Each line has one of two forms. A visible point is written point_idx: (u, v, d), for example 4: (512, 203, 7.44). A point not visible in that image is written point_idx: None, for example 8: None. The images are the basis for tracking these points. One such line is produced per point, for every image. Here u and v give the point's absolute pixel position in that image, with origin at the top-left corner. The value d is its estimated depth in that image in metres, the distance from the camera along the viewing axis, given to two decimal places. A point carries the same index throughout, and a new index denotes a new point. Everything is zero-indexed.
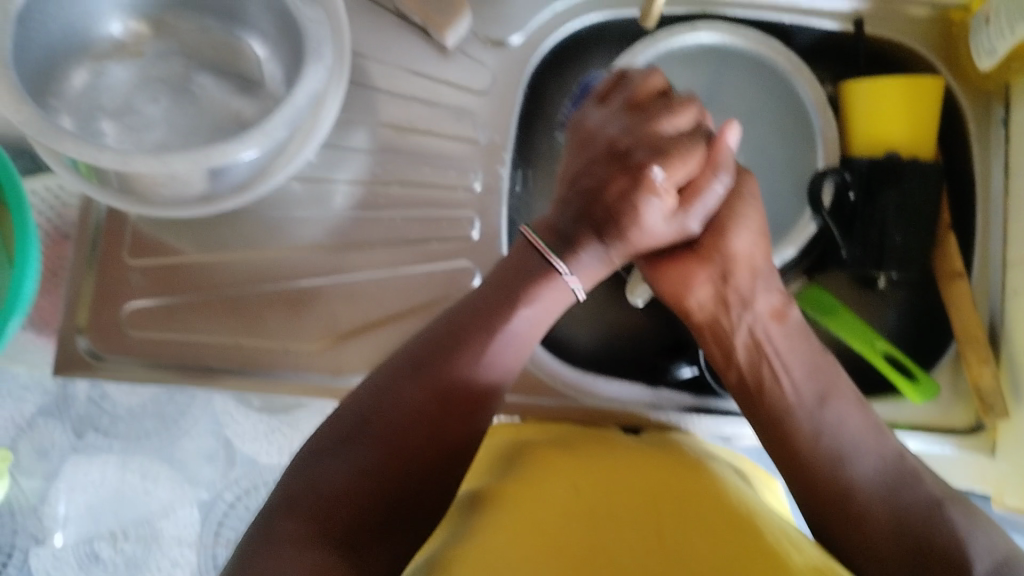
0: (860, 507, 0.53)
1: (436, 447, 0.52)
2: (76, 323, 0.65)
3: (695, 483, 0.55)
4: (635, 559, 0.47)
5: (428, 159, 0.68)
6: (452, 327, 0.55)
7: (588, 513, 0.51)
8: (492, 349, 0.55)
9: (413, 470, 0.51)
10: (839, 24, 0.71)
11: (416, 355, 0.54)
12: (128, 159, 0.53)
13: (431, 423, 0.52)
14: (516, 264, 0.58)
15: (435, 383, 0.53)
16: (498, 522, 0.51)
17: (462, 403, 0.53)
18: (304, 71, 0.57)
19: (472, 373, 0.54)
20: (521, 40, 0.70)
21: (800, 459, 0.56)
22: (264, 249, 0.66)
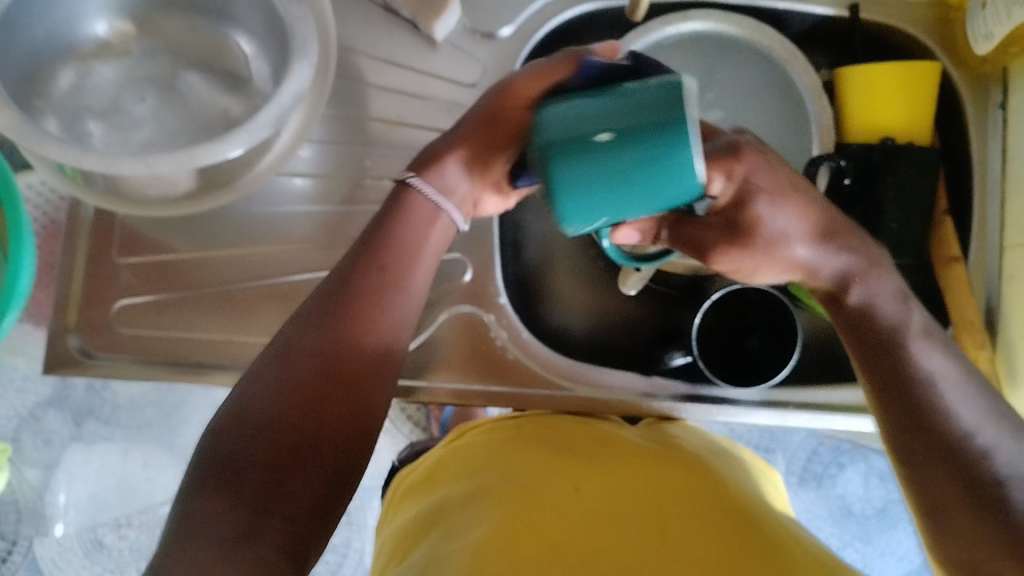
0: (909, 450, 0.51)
1: (340, 337, 0.50)
2: (67, 320, 0.64)
3: (688, 474, 0.55)
4: (636, 561, 0.46)
5: (419, 152, 0.68)
6: (331, 286, 0.52)
7: (587, 515, 0.50)
8: (360, 310, 0.51)
9: (317, 379, 0.48)
10: (834, 10, 0.70)
11: (300, 316, 0.51)
12: (113, 161, 0.52)
13: (325, 336, 0.50)
14: (390, 203, 0.55)
15: (296, 365, 0.49)
16: (491, 525, 0.50)
17: (370, 301, 0.52)
18: (290, 69, 0.56)
19: (358, 332, 0.51)
20: (512, 32, 0.69)
21: (908, 406, 0.48)
22: (255, 245, 0.65)
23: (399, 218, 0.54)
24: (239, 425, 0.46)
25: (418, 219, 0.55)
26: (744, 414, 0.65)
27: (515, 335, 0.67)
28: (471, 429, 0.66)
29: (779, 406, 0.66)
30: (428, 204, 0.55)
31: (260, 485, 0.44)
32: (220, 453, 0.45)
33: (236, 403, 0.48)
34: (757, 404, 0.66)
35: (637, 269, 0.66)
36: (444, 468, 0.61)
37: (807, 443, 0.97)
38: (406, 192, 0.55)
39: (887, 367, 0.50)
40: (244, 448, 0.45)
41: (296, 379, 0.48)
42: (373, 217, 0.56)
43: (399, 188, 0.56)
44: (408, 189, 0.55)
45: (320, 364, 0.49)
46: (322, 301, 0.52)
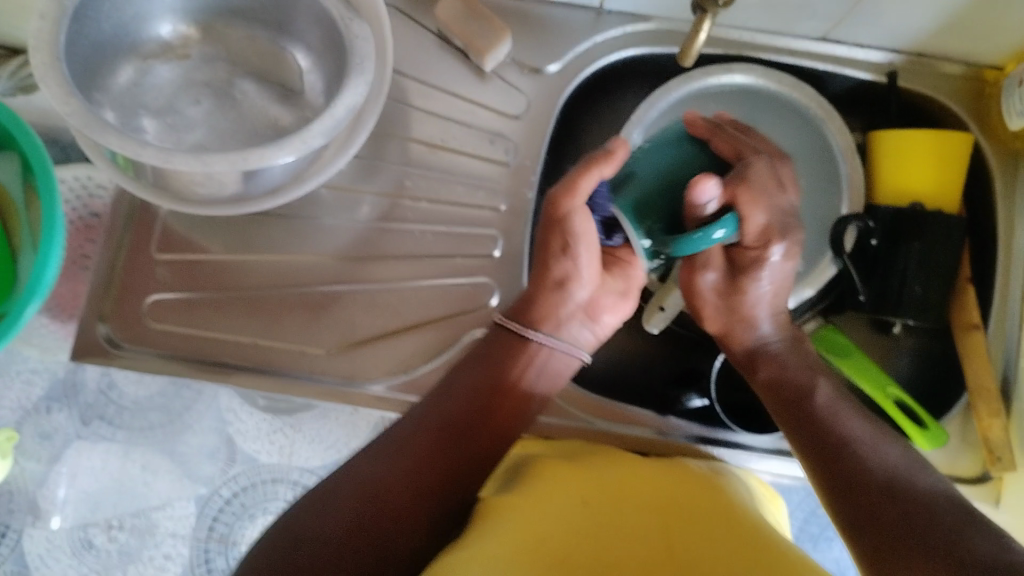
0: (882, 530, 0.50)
1: (434, 465, 0.55)
2: (100, 310, 0.65)
3: (701, 495, 0.55)
4: (645, 565, 0.47)
5: (457, 177, 0.69)
6: (447, 398, 0.58)
7: (596, 525, 0.51)
8: (467, 424, 0.57)
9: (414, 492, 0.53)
10: (871, 75, 0.72)
11: (424, 423, 0.56)
12: (169, 156, 0.54)
13: (412, 469, 0.54)
14: (500, 338, 0.61)
15: (397, 462, 0.54)
16: (503, 528, 0.51)
17: (457, 457, 0.56)
18: (346, 84, 0.58)
19: (464, 443, 0.56)
20: (558, 69, 0.71)
21: (831, 453, 0.56)
22: (290, 253, 0.67)
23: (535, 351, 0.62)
24: (327, 505, 0.51)
25: (556, 358, 0.63)
26: (755, 461, 0.66)
27: None
28: None
29: (790, 455, 0.67)
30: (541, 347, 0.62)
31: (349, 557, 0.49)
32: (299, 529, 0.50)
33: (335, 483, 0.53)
34: (768, 453, 0.67)
35: (662, 306, 0.68)
36: None
37: (808, 503, 0.97)
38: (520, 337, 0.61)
39: (825, 436, 0.57)
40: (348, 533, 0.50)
41: (377, 498, 0.52)
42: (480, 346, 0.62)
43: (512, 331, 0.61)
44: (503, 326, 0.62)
45: (423, 474, 0.54)
46: (432, 423, 0.56)
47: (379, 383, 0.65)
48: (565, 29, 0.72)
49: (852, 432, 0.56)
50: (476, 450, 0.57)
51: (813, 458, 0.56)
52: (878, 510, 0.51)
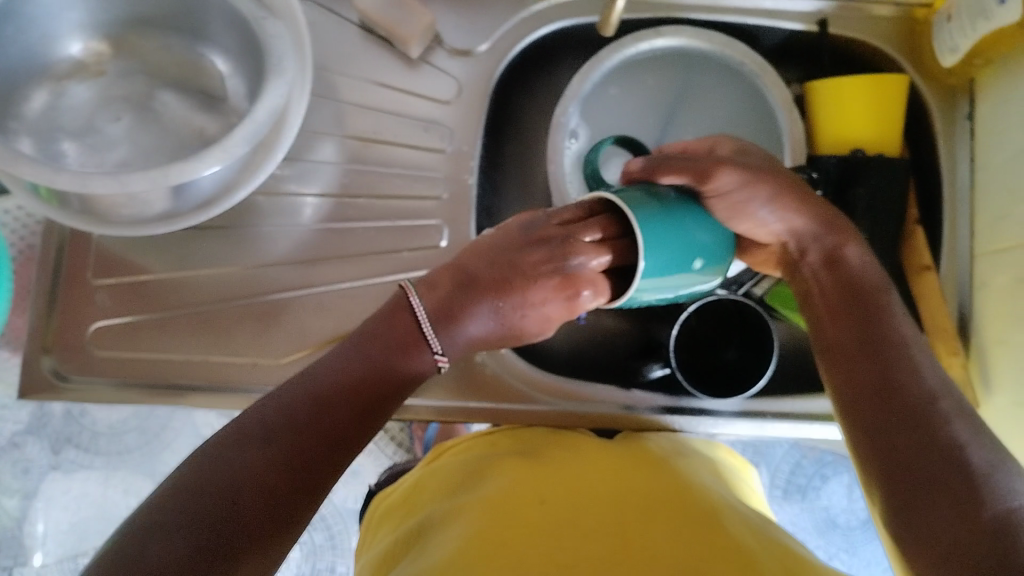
0: (891, 430, 0.46)
1: (322, 417, 0.50)
2: (43, 341, 0.64)
3: (671, 484, 0.54)
4: (597, 562, 0.46)
5: (396, 169, 0.68)
6: (335, 364, 0.53)
7: (557, 523, 0.50)
8: (350, 385, 0.52)
9: (258, 481, 0.45)
10: (803, 25, 0.71)
11: (306, 384, 0.51)
12: (86, 179, 0.52)
13: (294, 422, 0.49)
14: (391, 309, 0.58)
15: (276, 416, 0.49)
16: (460, 540, 0.49)
17: (341, 417, 0.51)
18: (265, 86, 0.56)
19: (346, 406, 0.51)
20: (487, 48, 0.70)
21: (863, 351, 0.51)
22: (232, 264, 0.65)
23: (416, 343, 0.57)
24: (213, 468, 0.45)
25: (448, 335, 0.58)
26: (723, 424, 0.66)
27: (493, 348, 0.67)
28: (449, 448, 0.64)
29: (756, 416, 0.66)
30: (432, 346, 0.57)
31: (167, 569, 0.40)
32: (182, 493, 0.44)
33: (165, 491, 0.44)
34: (736, 415, 0.66)
35: None
36: (421, 492, 0.60)
37: (790, 456, 0.98)
38: (400, 298, 0.58)
39: (863, 328, 0.52)
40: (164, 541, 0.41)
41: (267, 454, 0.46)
42: (369, 321, 0.57)
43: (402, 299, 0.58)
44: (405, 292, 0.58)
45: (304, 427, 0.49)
46: (310, 384, 0.52)
47: None
48: (490, 8, 0.70)
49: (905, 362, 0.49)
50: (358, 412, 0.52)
51: (851, 348, 0.51)
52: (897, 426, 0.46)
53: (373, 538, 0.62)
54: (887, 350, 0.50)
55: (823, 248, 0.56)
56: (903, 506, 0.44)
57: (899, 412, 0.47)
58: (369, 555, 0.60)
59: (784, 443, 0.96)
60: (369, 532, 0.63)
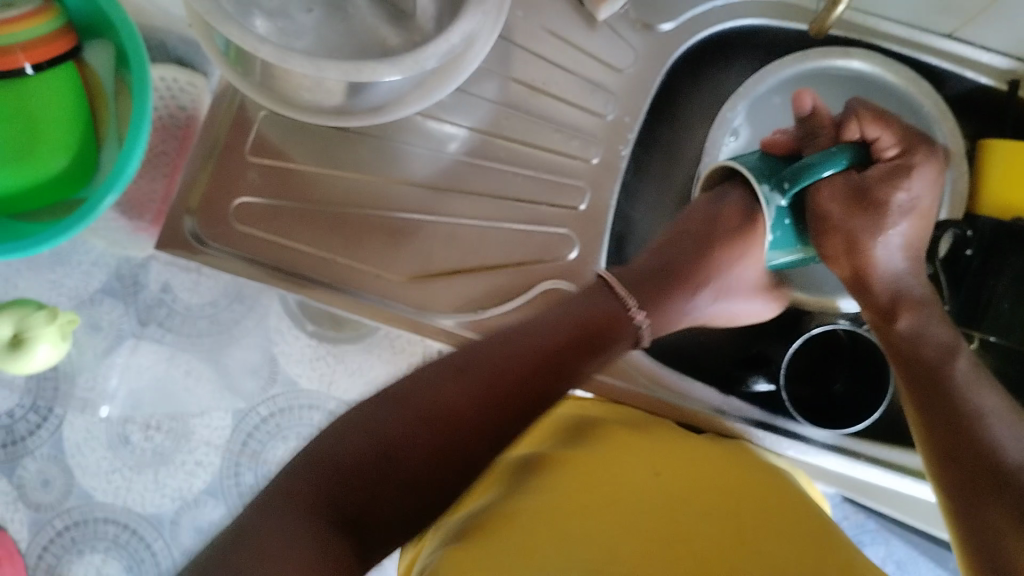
0: (982, 501, 0.49)
1: (501, 377, 0.52)
2: (188, 203, 0.67)
3: (775, 495, 0.53)
4: (714, 544, 0.47)
5: (553, 123, 0.69)
6: (531, 330, 0.56)
7: (668, 502, 0.51)
8: (574, 365, 0.55)
9: (441, 437, 0.48)
10: (992, 81, 0.69)
11: (495, 340, 0.55)
12: (286, 56, 0.54)
13: (474, 385, 0.51)
14: (599, 292, 0.60)
15: (479, 366, 0.52)
16: (563, 494, 0.52)
17: (535, 390, 0.53)
18: (465, 11, 0.57)
19: (560, 381, 0.54)
20: (672, 28, 0.70)
21: (939, 417, 0.53)
22: (378, 174, 0.67)
23: (615, 320, 0.58)
24: (396, 401, 0.49)
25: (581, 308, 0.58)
26: (813, 454, 0.65)
27: None
28: (551, 421, 0.66)
29: (849, 455, 0.65)
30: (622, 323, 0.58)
31: (321, 510, 0.44)
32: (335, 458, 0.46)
33: (320, 437, 0.48)
34: (826, 447, 0.65)
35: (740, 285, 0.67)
36: (527, 446, 0.62)
37: (834, 513, 0.96)
38: (622, 318, 0.59)
39: (933, 398, 0.54)
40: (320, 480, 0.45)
41: (437, 407, 0.49)
42: (577, 294, 0.60)
43: (609, 290, 0.60)
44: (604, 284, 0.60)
45: (500, 381, 0.52)
46: (480, 345, 0.54)
47: (447, 316, 0.66)
48: None
49: (979, 421, 0.52)
50: (534, 375, 0.53)
51: (925, 412, 0.54)
52: (995, 496, 0.49)
53: None
54: (973, 418, 0.52)
55: (874, 309, 0.60)
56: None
57: (988, 475, 0.49)
58: None
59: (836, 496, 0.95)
60: None
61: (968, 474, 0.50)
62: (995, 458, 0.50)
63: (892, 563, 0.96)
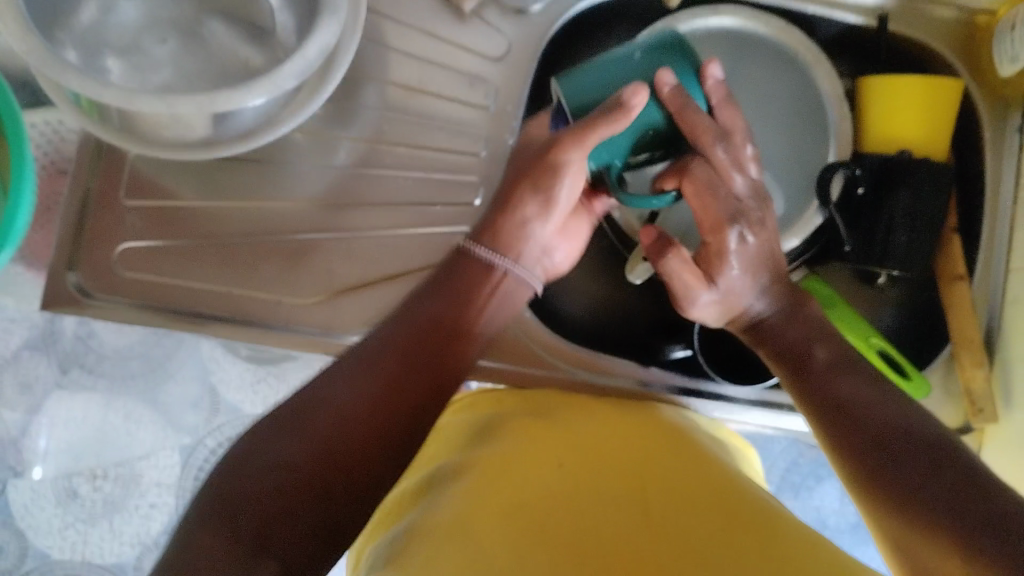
0: (873, 460, 0.49)
1: (388, 370, 0.52)
2: (70, 257, 0.64)
3: (693, 463, 0.53)
4: (620, 528, 0.47)
5: (436, 122, 0.67)
6: (412, 310, 0.56)
7: (574, 491, 0.50)
8: (452, 347, 0.55)
9: (330, 458, 0.48)
10: (862, 18, 0.70)
11: (392, 331, 0.54)
12: (131, 98, 0.52)
13: (368, 386, 0.51)
14: (454, 263, 0.60)
15: (368, 366, 0.52)
16: (469, 497, 0.50)
17: (415, 372, 0.53)
18: (317, 24, 0.55)
19: (449, 366, 0.55)
20: (540, 10, 0.69)
21: (827, 386, 0.54)
22: (265, 199, 0.65)
23: (488, 275, 0.60)
24: (291, 428, 0.48)
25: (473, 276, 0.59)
26: (737, 412, 0.66)
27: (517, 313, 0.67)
28: (454, 406, 0.65)
29: (772, 406, 0.66)
30: (483, 268, 0.60)
31: (239, 545, 0.43)
32: (224, 487, 0.46)
33: (229, 469, 0.47)
34: (751, 403, 0.66)
35: (644, 257, 0.67)
36: (429, 453, 0.60)
37: (787, 454, 0.98)
38: (469, 261, 0.59)
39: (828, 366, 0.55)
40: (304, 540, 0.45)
41: (339, 427, 0.49)
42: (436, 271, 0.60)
43: (472, 259, 0.60)
44: (470, 255, 0.60)
45: (391, 380, 0.52)
46: (392, 333, 0.54)
47: (356, 332, 0.64)
48: None
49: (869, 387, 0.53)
50: (420, 359, 0.53)
51: (814, 385, 0.55)
52: (884, 447, 0.49)
53: None
54: (859, 388, 0.53)
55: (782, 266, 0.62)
56: (904, 519, 0.45)
57: (878, 432, 0.50)
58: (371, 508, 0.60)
59: (784, 440, 0.97)
60: None
61: (862, 423, 0.51)
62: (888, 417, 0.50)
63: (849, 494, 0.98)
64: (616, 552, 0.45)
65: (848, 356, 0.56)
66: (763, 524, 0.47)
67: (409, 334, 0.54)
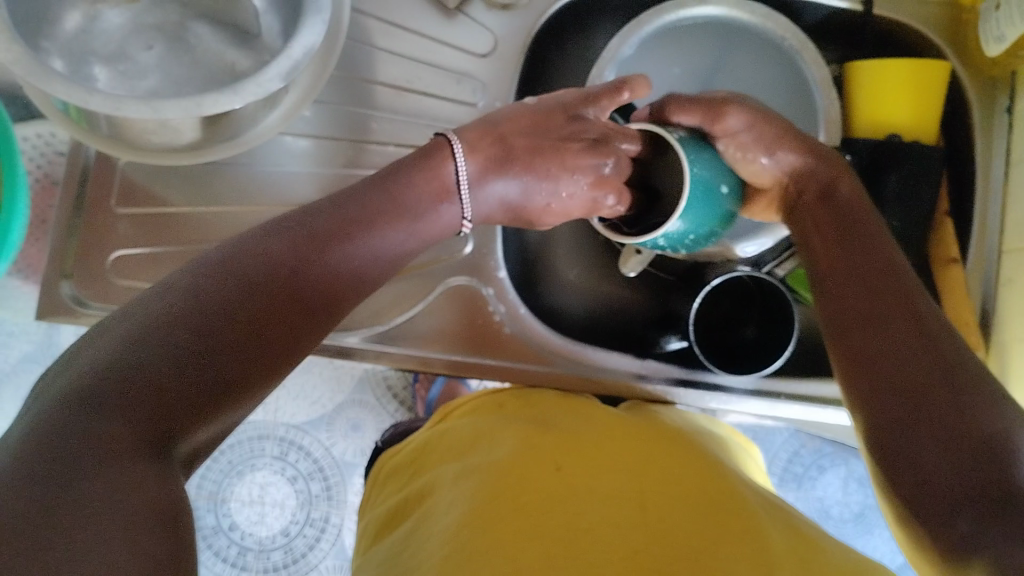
0: (868, 332, 0.44)
1: (283, 259, 0.44)
2: (62, 267, 0.64)
3: (691, 465, 0.53)
4: (618, 527, 0.47)
5: (426, 120, 0.67)
6: (340, 199, 0.52)
7: (572, 493, 0.50)
8: (364, 240, 0.50)
9: (236, 314, 0.39)
10: (848, 4, 0.70)
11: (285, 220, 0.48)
12: (118, 103, 0.52)
13: (253, 273, 0.42)
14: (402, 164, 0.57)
15: (255, 258, 0.43)
16: (469, 503, 0.50)
17: (307, 274, 0.45)
18: (302, 23, 0.55)
19: (360, 251, 0.49)
20: (526, 4, 0.69)
21: (821, 245, 0.52)
22: (256, 204, 0.65)
23: (427, 169, 0.58)
24: (191, 309, 0.38)
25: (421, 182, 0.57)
26: (735, 401, 0.66)
27: (513, 310, 0.67)
28: (456, 409, 0.64)
29: (769, 395, 0.67)
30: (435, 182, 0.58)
31: (142, 447, 0.33)
32: (97, 365, 0.34)
33: (95, 344, 0.36)
34: (748, 393, 0.66)
35: (638, 249, 0.65)
36: (429, 455, 0.60)
37: (789, 444, 0.98)
38: (427, 161, 0.58)
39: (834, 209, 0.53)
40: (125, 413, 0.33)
41: (250, 307, 0.40)
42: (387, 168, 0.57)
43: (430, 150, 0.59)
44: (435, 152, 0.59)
45: (285, 278, 0.43)
46: (293, 219, 0.48)
47: (352, 333, 0.65)
48: None
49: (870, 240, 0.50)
50: (324, 240, 0.47)
51: (816, 241, 0.52)
52: (892, 334, 0.43)
53: (379, 496, 0.62)
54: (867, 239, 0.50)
55: (817, 184, 0.55)
56: (892, 419, 0.39)
57: (869, 289, 0.46)
58: (373, 512, 0.60)
59: (785, 430, 0.97)
60: (377, 488, 0.63)
61: (853, 288, 0.47)
62: (898, 312, 0.44)
63: (853, 481, 0.98)
64: (614, 549, 0.45)
65: (854, 211, 0.52)
66: (751, 522, 0.48)
67: (261, 275, 0.42)
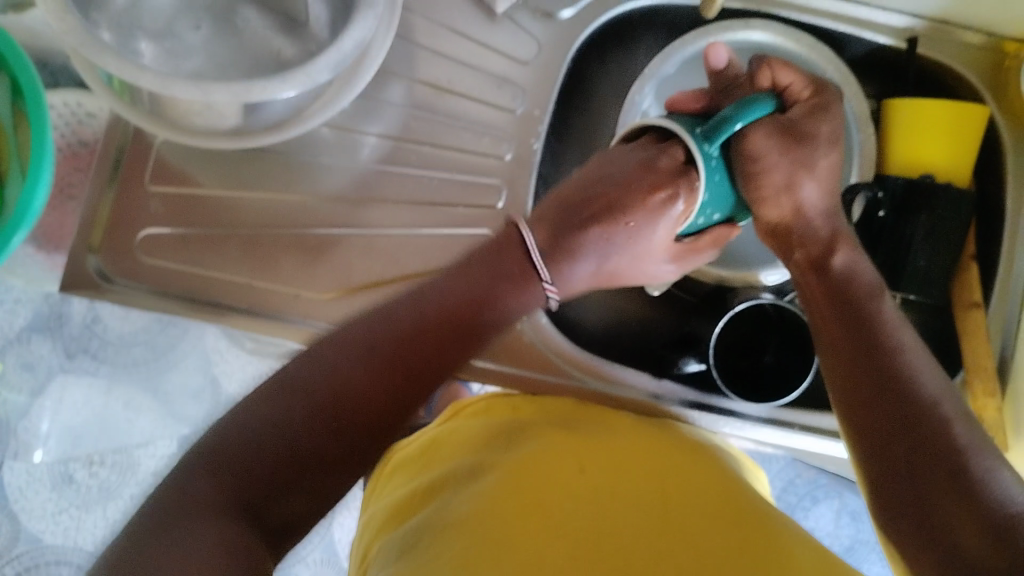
0: (880, 417, 0.47)
1: (373, 387, 0.49)
2: (90, 241, 0.64)
3: (713, 478, 0.53)
4: (640, 531, 0.47)
5: (462, 122, 0.67)
6: (395, 317, 0.52)
7: (593, 497, 0.50)
8: (444, 350, 0.52)
9: (315, 425, 0.47)
10: (892, 41, 0.70)
11: (347, 336, 0.50)
12: (167, 82, 0.52)
13: (354, 367, 0.49)
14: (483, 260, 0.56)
15: (371, 338, 0.50)
16: (488, 493, 0.50)
17: (391, 382, 0.50)
18: (354, 18, 0.55)
19: (450, 345, 0.53)
20: (571, 15, 0.69)
21: (831, 309, 0.53)
22: (287, 192, 0.65)
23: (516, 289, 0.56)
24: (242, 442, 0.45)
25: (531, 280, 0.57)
26: (749, 428, 0.66)
27: (535, 320, 0.67)
28: (466, 408, 0.64)
29: (783, 425, 0.67)
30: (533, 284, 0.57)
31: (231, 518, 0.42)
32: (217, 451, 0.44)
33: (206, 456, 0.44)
34: (761, 421, 0.67)
35: None
36: (440, 449, 0.60)
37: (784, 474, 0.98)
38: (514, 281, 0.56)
39: (836, 279, 0.53)
40: (224, 476, 0.44)
41: (338, 404, 0.48)
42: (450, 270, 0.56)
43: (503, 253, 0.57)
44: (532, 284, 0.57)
45: (386, 362, 0.50)
46: (371, 331, 0.51)
47: None
48: None
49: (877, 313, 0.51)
50: (400, 373, 0.50)
51: (825, 307, 0.53)
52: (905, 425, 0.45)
53: (383, 489, 0.62)
54: (872, 314, 0.51)
55: (811, 253, 0.55)
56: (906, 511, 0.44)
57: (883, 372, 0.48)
58: (378, 503, 0.60)
59: (784, 459, 0.97)
60: (380, 480, 0.63)
61: (863, 365, 0.49)
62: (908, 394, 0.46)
63: (847, 515, 0.98)
64: (643, 549, 0.46)
65: (860, 278, 0.53)
66: (760, 532, 0.48)
67: (333, 401, 0.48)
